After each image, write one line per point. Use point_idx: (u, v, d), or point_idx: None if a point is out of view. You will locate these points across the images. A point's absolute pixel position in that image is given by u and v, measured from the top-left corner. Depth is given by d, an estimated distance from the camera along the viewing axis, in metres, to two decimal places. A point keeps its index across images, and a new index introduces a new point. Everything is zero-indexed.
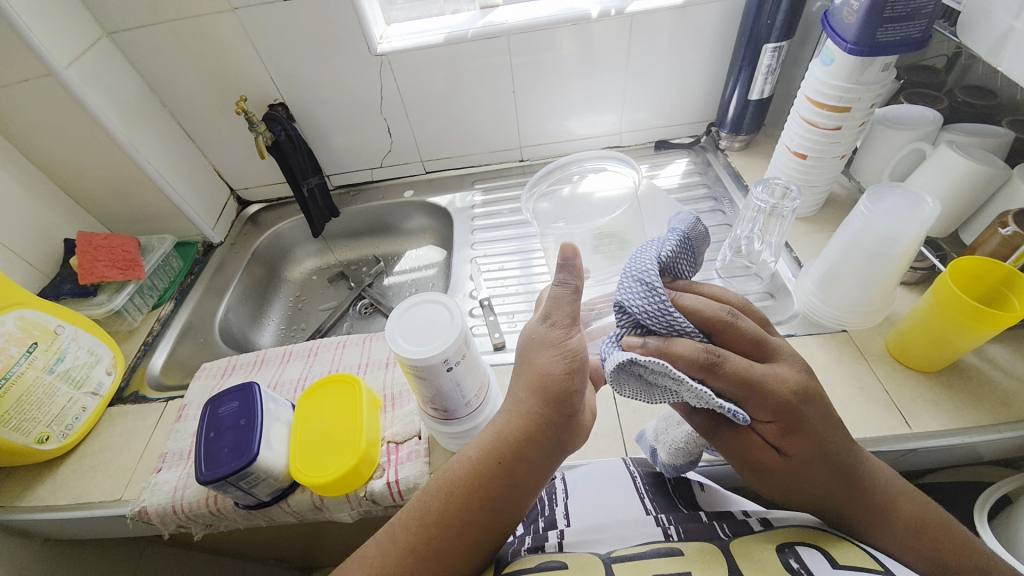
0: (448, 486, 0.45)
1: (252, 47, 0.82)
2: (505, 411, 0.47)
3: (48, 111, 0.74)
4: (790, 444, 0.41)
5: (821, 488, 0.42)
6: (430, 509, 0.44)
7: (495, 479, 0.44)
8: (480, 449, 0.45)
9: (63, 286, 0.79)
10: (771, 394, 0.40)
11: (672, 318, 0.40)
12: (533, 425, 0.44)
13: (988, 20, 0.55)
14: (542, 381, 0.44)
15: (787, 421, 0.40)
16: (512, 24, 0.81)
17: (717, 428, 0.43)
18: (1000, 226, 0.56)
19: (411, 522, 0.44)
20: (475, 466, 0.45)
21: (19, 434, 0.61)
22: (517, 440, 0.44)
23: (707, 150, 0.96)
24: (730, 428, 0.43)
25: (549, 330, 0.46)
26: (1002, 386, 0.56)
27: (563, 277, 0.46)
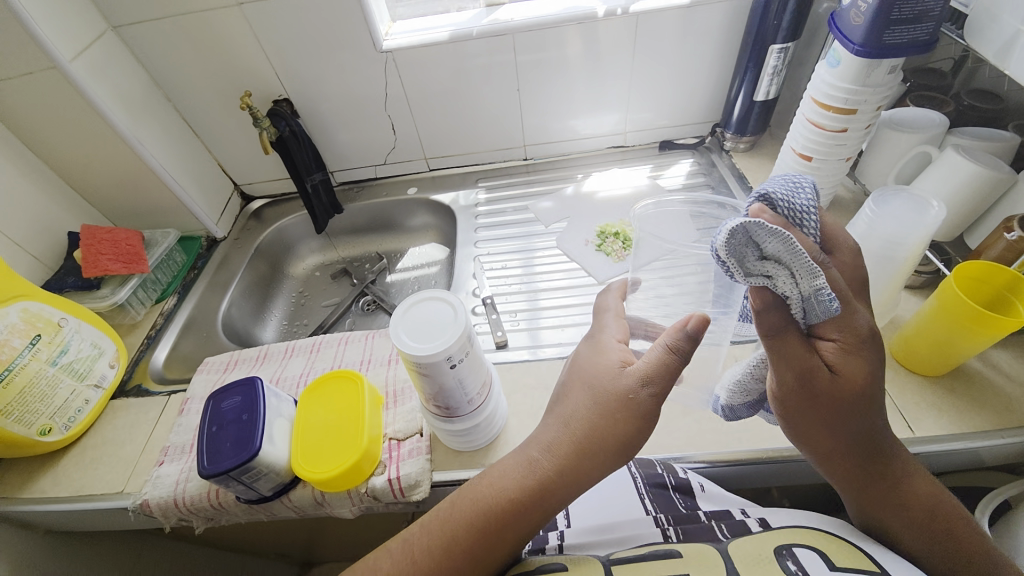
0: (481, 525, 0.44)
1: (257, 41, 0.81)
2: (546, 448, 0.45)
3: (53, 104, 0.74)
4: (846, 364, 0.39)
5: (859, 426, 0.41)
6: (456, 539, 0.44)
7: (527, 518, 0.43)
8: (519, 493, 0.43)
9: (66, 279, 0.79)
10: (852, 318, 0.39)
11: (804, 216, 0.38)
12: (579, 467, 0.43)
13: (996, 24, 0.55)
14: (605, 437, 0.43)
15: (853, 343, 0.39)
16: (518, 22, 0.81)
17: (784, 334, 0.38)
18: (1006, 230, 0.56)
19: (434, 550, 0.44)
20: (511, 507, 0.43)
21: (21, 426, 0.61)
22: (564, 485, 0.43)
23: (711, 151, 0.96)
24: (794, 340, 0.38)
25: (642, 402, 0.42)
26: (1005, 392, 0.56)
27: (684, 349, 0.40)
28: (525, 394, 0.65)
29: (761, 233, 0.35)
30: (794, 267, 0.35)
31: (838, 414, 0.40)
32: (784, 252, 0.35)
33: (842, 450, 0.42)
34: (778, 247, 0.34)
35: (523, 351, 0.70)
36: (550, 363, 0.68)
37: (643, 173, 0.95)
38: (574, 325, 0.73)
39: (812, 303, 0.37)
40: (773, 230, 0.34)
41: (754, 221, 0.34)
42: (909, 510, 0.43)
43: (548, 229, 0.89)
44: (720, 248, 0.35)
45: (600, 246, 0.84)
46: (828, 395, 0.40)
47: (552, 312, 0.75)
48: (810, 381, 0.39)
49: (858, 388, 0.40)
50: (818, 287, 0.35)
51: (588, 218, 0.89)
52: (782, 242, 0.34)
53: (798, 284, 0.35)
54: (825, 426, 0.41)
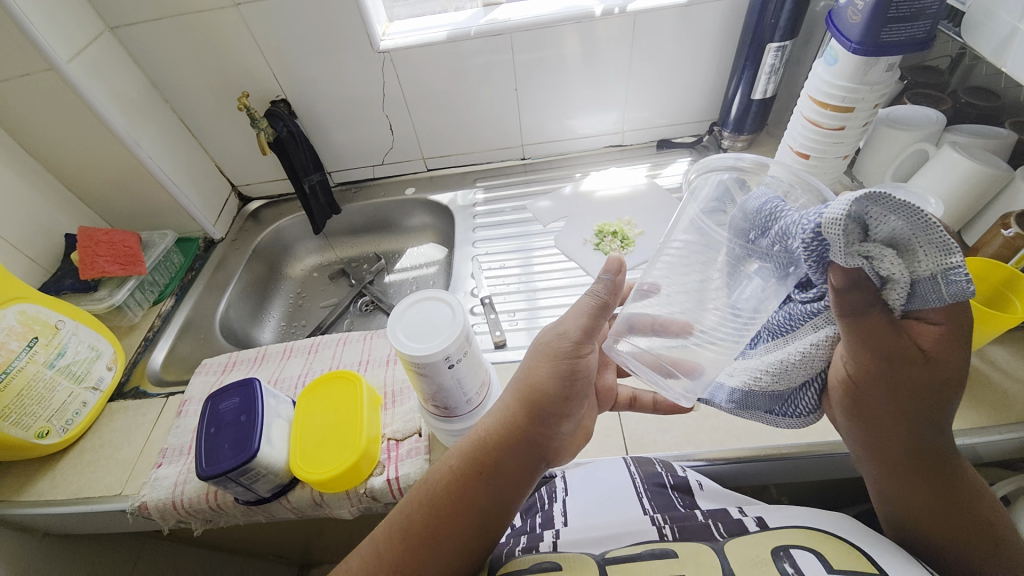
0: (427, 498, 0.47)
1: (254, 42, 0.81)
2: (489, 416, 0.49)
3: (48, 105, 0.73)
4: (941, 352, 0.38)
5: (928, 412, 0.40)
6: (409, 520, 0.46)
7: (478, 497, 0.46)
8: (458, 458, 0.48)
9: (64, 281, 0.79)
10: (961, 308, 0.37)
11: None
12: (524, 428, 0.47)
13: (992, 21, 0.55)
14: (550, 383, 0.48)
15: (952, 332, 0.37)
16: (515, 22, 0.81)
17: (869, 309, 0.36)
18: (1003, 227, 0.56)
19: (392, 532, 0.46)
20: (451, 474, 0.47)
21: (19, 429, 0.61)
22: (496, 445, 0.47)
23: (709, 149, 0.95)
24: (878, 315, 0.36)
25: (559, 345, 0.49)
26: (1003, 388, 0.56)
27: (599, 289, 0.50)
28: None
29: (880, 210, 0.32)
30: (923, 245, 0.32)
31: (907, 389, 0.39)
32: (907, 229, 0.32)
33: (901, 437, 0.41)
34: (902, 224, 0.32)
35: (522, 351, 0.70)
36: None
37: (641, 172, 0.95)
38: None
39: (930, 287, 0.34)
40: (897, 205, 0.32)
41: (876, 195, 0.31)
42: (946, 505, 0.42)
43: (546, 229, 0.89)
44: (833, 222, 0.32)
45: (598, 245, 0.84)
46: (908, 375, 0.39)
47: (551, 311, 0.75)
48: (896, 362, 0.38)
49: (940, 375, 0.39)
50: (947, 265, 0.32)
51: (585, 217, 0.89)
52: (908, 216, 0.32)
53: (915, 265, 0.33)
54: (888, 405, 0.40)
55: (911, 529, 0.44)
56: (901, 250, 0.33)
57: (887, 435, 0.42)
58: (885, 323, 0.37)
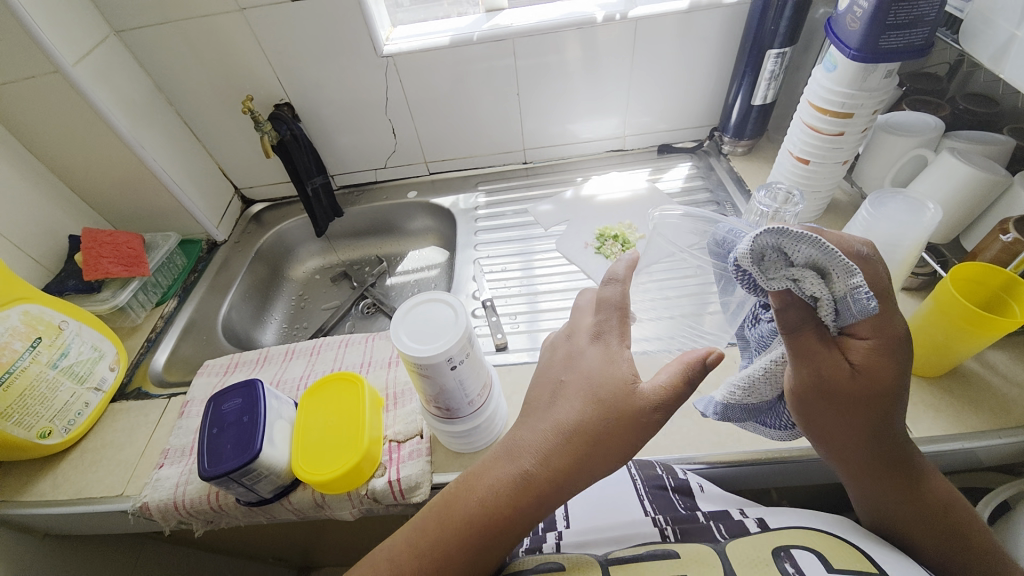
0: (472, 542, 0.42)
1: (259, 46, 0.82)
2: (541, 458, 0.43)
3: (53, 107, 0.74)
4: (872, 367, 0.38)
5: (876, 426, 0.40)
6: (445, 557, 0.42)
7: (516, 535, 0.42)
8: (515, 511, 0.42)
9: (67, 282, 0.79)
10: (887, 318, 0.38)
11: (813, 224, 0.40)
12: (575, 476, 0.42)
13: (990, 28, 0.56)
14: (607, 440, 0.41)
15: (885, 344, 0.37)
16: (518, 28, 0.82)
17: (801, 327, 0.37)
18: (1002, 232, 0.57)
19: (424, 571, 0.42)
20: (501, 522, 0.42)
21: (21, 429, 0.61)
22: (547, 492, 0.42)
23: (709, 155, 0.97)
24: (813, 338, 0.37)
25: (641, 424, 0.41)
26: (1002, 392, 0.57)
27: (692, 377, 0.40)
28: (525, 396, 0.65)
29: (789, 241, 0.35)
30: (830, 267, 0.34)
31: (854, 410, 0.39)
32: (817, 254, 0.34)
33: (852, 454, 0.42)
34: (804, 250, 0.34)
35: (523, 353, 0.71)
36: None
37: (642, 177, 0.96)
38: None
39: (847, 305, 0.35)
40: (800, 235, 0.34)
41: (780, 227, 0.34)
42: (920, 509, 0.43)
43: (548, 232, 0.90)
44: (743, 258, 0.35)
45: (599, 249, 0.84)
46: (845, 399, 0.39)
47: (552, 314, 0.76)
48: (833, 381, 0.38)
49: (875, 392, 0.38)
50: (854, 285, 0.34)
51: (587, 221, 0.90)
52: (812, 243, 0.34)
53: (829, 285, 0.35)
54: (833, 428, 0.40)
55: (896, 532, 0.45)
56: (822, 272, 0.35)
57: (845, 451, 0.42)
58: (822, 345, 0.37)
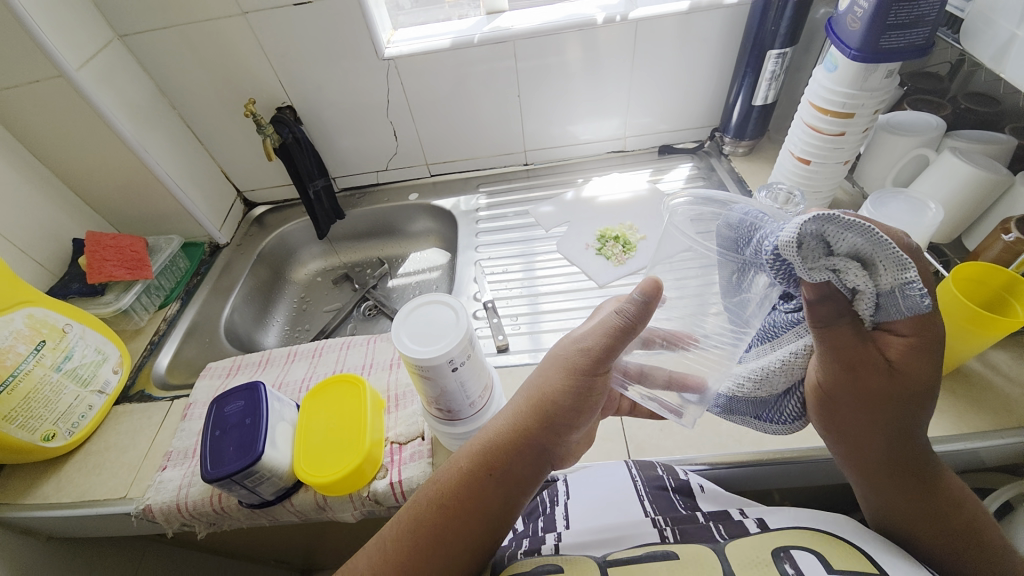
0: (435, 496, 0.46)
1: (261, 50, 0.83)
2: (500, 418, 0.49)
3: (58, 111, 0.74)
4: (909, 363, 0.38)
5: (902, 419, 0.41)
6: (423, 517, 0.46)
7: (493, 500, 0.46)
8: (470, 460, 0.47)
9: (71, 285, 0.79)
10: (930, 320, 0.37)
11: None
12: (537, 432, 0.47)
13: (991, 28, 0.56)
14: (560, 394, 0.47)
15: (925, 343, 0.37)
16: (518, 30, 0.82)
17: (838, 316, 0.37)
18: (1003, 232, 0.57)
19: (403, 532, 0.45)
20: (461, 474, 0.47)
21: (25, 431, 0.61)
22: (510, 452, 0.47)
23: (710, 155, 0.97)
24: (845, 329, 0.38)
25: (576, 358, 0.47)
26: (1005, 392, 0.56)
27: (627, 310, 0.45)
28: None
29: (837, 229, 0.33)
30: (880, 260, 0.33)
31: (880, 399, 0.40)
32: (865, 244, 0.33)
33: (878, 447, 0.42)
34: (854, 240, 0.33)
35: (524, 355, 0.71)
36: None
37: (643, 178, 0.96)
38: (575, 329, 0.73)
39: (891, 299, 0.35)
40: (850, 223, 0.32)
41: (831, 213, 0.33)
42: (936, 513, 0.43)
43: (549, 234, 0.90)
44: (784, 246, 0.33)
45: (600, 250, 0.84)
46: (873, 391, 0.40)
47: (554, 316, 0.76)
48: (862, 370, 0.39)
49: (910, 386, 0.39)
50: (905, 279, 0.33)
51: (588, 222, 0.90)
52: (863, 233, 0.32)
53: (876, 279, 0.34)
54: (859, 418, 0.42)
55: (905, 537, 0.44)
56: (865, 264, 0.34)
57: (868, 442, 0.42)
58: (854, 336, 0.38)
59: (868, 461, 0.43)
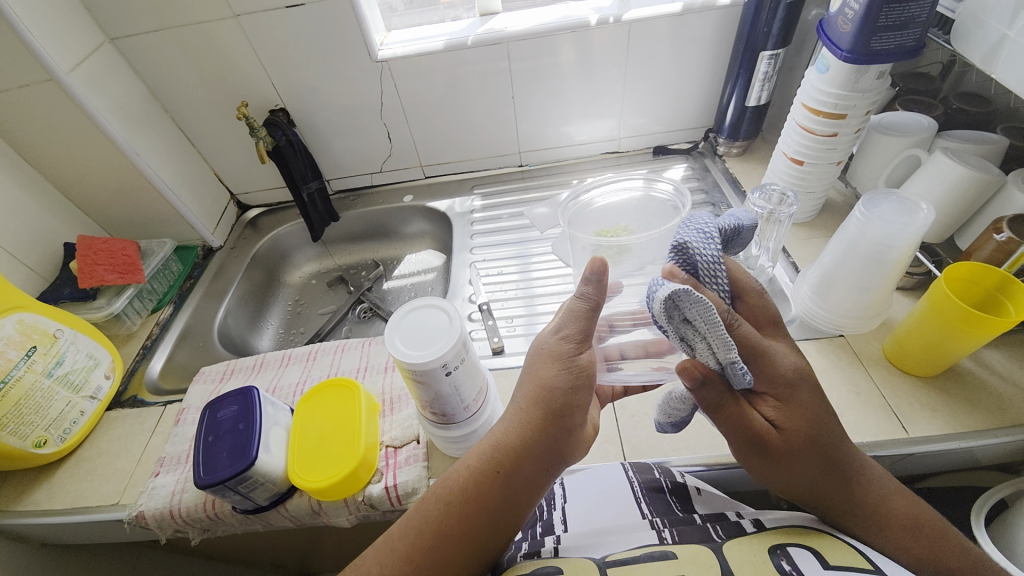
0: (443, 494, 0.47)
1: (253, 52, 0.82)
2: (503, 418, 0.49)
3: (49, 115, 0.74)
4: (788, 420, 0.44)
5: (819, 464, 0.45)
6: (428, 519, 0.46)
7: (498, 500, 0.46)
8: (478, 460, 0.47)
9: (63, 290, 0.79)
10: (774, 372, 0.44)
11: (716, 266, 0.45)
12: (545, 426, 0.47)
13: (981, 29, 0.56)
14: (558, 388, 0.47)
15: (784, 395, 0.44)
16: (512, 32, 0.82)
17: (722, 404, 0.42)
18: (995, 231, 0.57)
19: (409, 533, 0.46)
20: (469, 474, 0.47)
21: (16, 438, 0.61)
22: (518, 453, 0.47)
23: (704, 155, 0.97)
24: (732, 407, 0.43)
25: (560, 347, 0.48)
26: (997, 391, 0.57)
27: (586, 291, 0.47)
28: None
29: (685, 302, 0.39)
30: (711, 339, 0.39)
31: (792, 459, 0.44)
32: (705, 325, 0.39)
33: (813, 489, 0.45)
34: (697, 315, 0.38)
35: (519, 357, 0.70)
36: None
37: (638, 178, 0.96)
38: None
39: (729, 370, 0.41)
40: (696, 300, 0.38)
41: (682, 290, 0.38)
42: (900, 527, 0.45)
43: (544, 235, 0.90)
44: (655, 315, 0.39)
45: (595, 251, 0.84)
46: (784, 454, 0.44)
47: (550, 317, 0.76)
48: (763, 443, 0.44)
49: (805, 438, 0.44)
50: (731, 359, 0.39)
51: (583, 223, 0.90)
52: (702, 309, 0.38)
53: (714, 355, 0.40)
54: (792, 469, 0.45)
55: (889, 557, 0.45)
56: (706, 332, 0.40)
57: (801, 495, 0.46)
58: (742, 410, 0.43)
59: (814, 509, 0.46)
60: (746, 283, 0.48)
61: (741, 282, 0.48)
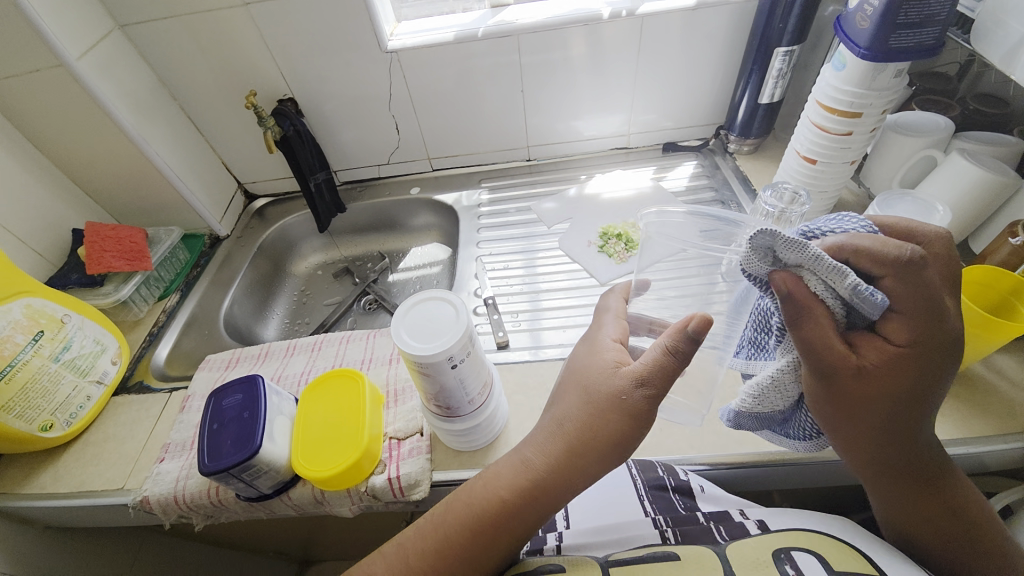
0: (469, 521, 0.45)
1: (262, 41, 0.82)
2: (542, 448, 0.46)
3: (58, 101, 0.74)
4: (894, 369, 0.39)
5: (902, 418, 0.41)
6: (449, 543, 0.44)
7: (525, 527, 0.44)
8: (511, 492, 0.44)
9: (70, 275, 0.79)
10: (926, 326, 0.38)
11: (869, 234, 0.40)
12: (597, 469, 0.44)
13: (1002, 29, 0.55)
14: (610, 441, 0.43)
15: (911, 348, 0.39)
16: (523, 24, 0.81)
17: (813, 316, 0.38)
18: (1010, 235, 0.56)
19: (427, 552, 0.45)
20: (503, 506, 0.44)
21: (23, 421, 0.61)
22: (555, 493, 0.44)
23: (715, 153, 0.96)
24: (824, 323, 0.38)
25: (640, 404, 0.42)
26: (1008, 397, 0.56)
27: (679, 350, 0.40)
28: (525, 395, 0.65)
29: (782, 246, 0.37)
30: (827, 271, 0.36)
31: (881, 401, 0.40)
32: (805, 262, 0.37)
33: (880, 441, 0.43)
34: (796, 255, 0.37)
35: (524, 351, 0.70)
36: (551, 363, 0.68)
37: (647, 175, 0.95)
38: (576, 326, 0.73)
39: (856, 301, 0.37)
40: (791, 242, 0.36)
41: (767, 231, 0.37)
42: (946, 518, 0.44)
43: (551, 230, 0.89)
44: (745, 264, 0.38)
45: (602, 247, 0.84)
46: (864, 395, 0.40)
47: (555, 313, 0.75)
48: (836, 378, 0.39)
49: (903, 387, 0.40)
50: (852, 285, 0.36)
51: (590, 219, 0.89)
52: (799, 251, 0.36)
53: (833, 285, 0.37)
54: (869, 415, 0.41)
55: (910, 536, 0.46)
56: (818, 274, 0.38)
57: (867, 443, 0.43)
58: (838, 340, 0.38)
59: (874, 464, 0.44)
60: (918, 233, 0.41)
61: (919, 230, 0.41)
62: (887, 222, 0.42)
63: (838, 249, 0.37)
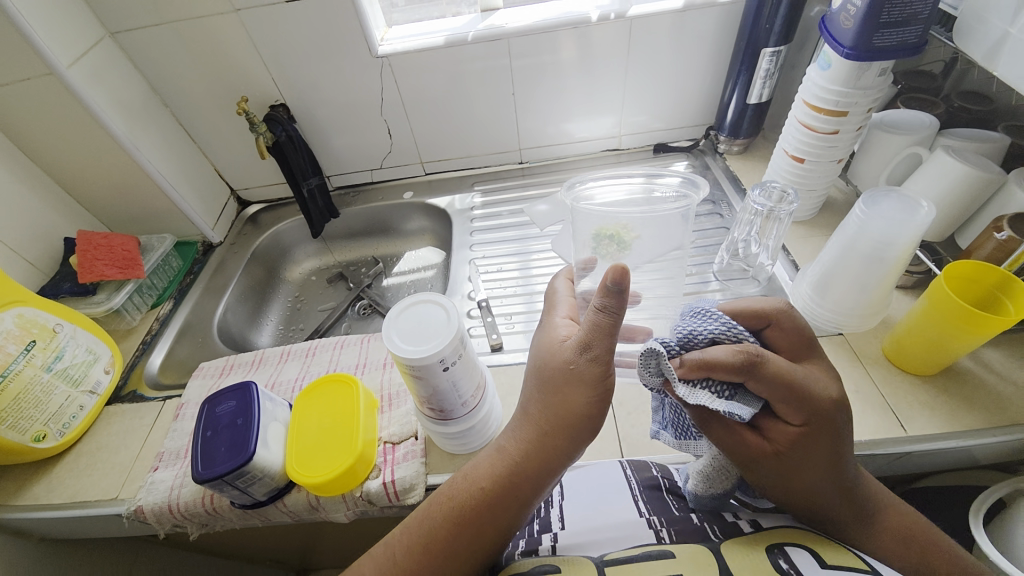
0: (451, 512, 0.45)
1: (253, 47, 0.82)
2: (512, 436, 0.48)
3: (48, 109, 0.74)
4: (795, 446, 0.42)
5: (821, 487, 0.44)
6: (434, 538, 0.44)
7: (506, 519, 0.45)
8: (490, 480, 0.45)
9: (62, 285, 0.79)
10: (806, 402, 0.41)
11: (735, 331, 0.44)
12: (559, 446, 0.45)
13: (983, 26, 0.56)
14: (563, 417, 0.45)
15: (802, 423, 0.42)
16: (513, 27, 0.82)
17: (709, 420, 0.44)
18: (996, 230, 0.57)
19: (412, 550, 0.44)
20: (482, 495, 0.45)
21: (15, 432, 0.61)
22: (532, 475, 0.45)
23: (705, 153, 0.97)
24: (721, 423, 0.43)
25: (590, 367, 0.43)
26: (997, 390, 0.56)
27: (606, 306, 0.41)
28: (520, 397, 0.65)
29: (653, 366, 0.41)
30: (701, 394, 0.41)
31: (796, 474, 0.43)
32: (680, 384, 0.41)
33: (819, 508, 0.44)
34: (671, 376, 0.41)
35: (519, 353, 0.70)
36: None
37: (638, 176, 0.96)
38: None
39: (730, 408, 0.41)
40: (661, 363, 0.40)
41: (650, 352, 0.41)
42: (913, 565, 0.44)
43: (544, 232, 0.90)
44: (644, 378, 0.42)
45: None
46: (781, 473, 0.43)
47: None
48: (749, 464, 0.44)
49: (809, 459, 0.43)
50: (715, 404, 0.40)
51: None
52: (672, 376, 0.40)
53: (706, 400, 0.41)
54: (789, 488, 0.44)
55: None
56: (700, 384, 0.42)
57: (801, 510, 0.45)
58: (733, 429, 0.43)
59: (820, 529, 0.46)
60: (769, 312, 0.47)
61: (766, 309, 0.47)
62: (737, 310, 0.47)
63: (697, 368, 0.41)
